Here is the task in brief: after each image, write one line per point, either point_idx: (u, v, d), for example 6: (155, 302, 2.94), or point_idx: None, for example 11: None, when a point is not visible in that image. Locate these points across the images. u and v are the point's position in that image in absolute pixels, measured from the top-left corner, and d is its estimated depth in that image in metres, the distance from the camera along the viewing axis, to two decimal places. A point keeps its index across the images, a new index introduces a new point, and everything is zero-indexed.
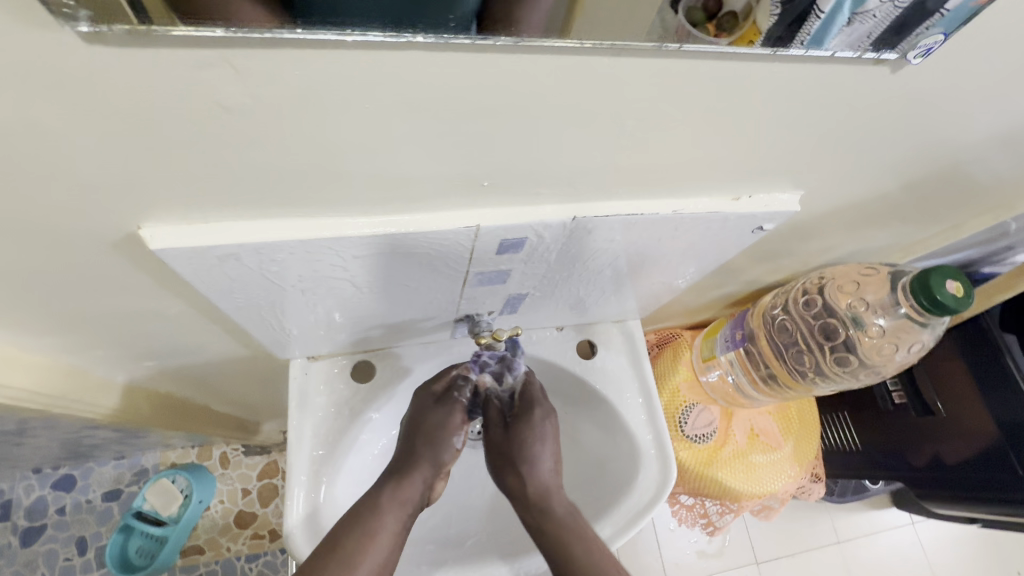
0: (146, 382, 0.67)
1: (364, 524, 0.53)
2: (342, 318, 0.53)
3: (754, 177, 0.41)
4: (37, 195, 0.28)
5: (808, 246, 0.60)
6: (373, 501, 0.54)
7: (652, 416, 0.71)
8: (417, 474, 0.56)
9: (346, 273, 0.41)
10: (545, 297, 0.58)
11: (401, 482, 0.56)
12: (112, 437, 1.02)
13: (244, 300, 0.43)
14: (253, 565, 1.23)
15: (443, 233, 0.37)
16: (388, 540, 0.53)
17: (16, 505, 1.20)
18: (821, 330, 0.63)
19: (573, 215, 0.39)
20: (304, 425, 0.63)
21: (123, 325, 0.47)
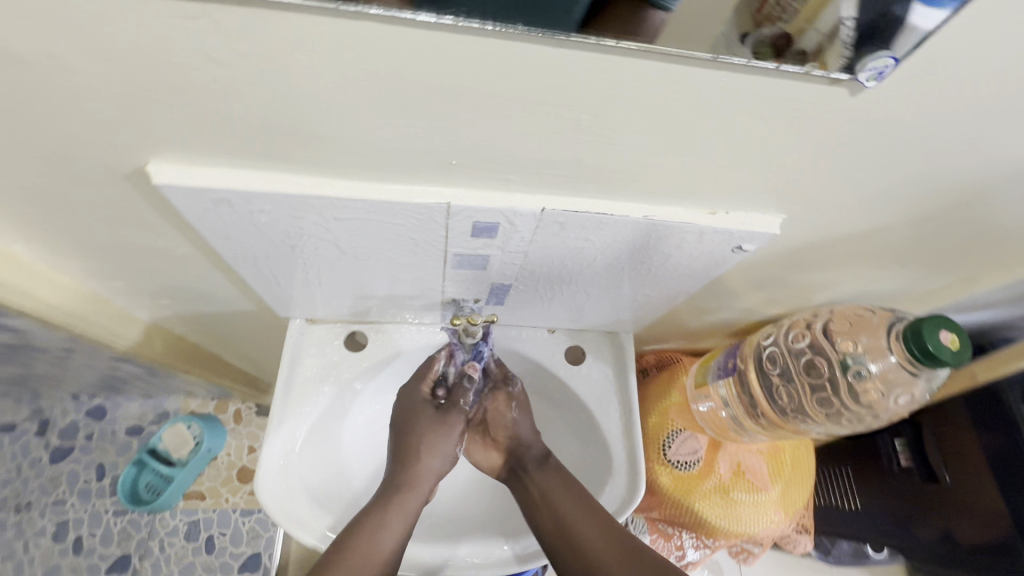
0: (165, 320, 0.73)
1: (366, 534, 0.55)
2: (334, 282, 0.56)
3: (730, 194, 0.42)
4: (62, 120, 0.33)
5: (804, 279, 0.59)
6: (375, 512, 0.57)
7: (629, 431, 0.70)
8: (414, 483, 0.60)
9: (330, 235, 0.45)
10: (530, 293, 0.60)
11: (400, 491, 0.59)
12: (139, 374, 1.11)
13: (239, 249, 0.47)
14: (245, 520, 1.29)
15: (413, 206, 0.40)
16: (393, 541, 0.56)
17: (53, 424, 1.32)
18: (806, 367, 0.61)
19: (542, 206, 0.41)
20: (291, 381, 0.67)
21: (141, 259, 0.53)
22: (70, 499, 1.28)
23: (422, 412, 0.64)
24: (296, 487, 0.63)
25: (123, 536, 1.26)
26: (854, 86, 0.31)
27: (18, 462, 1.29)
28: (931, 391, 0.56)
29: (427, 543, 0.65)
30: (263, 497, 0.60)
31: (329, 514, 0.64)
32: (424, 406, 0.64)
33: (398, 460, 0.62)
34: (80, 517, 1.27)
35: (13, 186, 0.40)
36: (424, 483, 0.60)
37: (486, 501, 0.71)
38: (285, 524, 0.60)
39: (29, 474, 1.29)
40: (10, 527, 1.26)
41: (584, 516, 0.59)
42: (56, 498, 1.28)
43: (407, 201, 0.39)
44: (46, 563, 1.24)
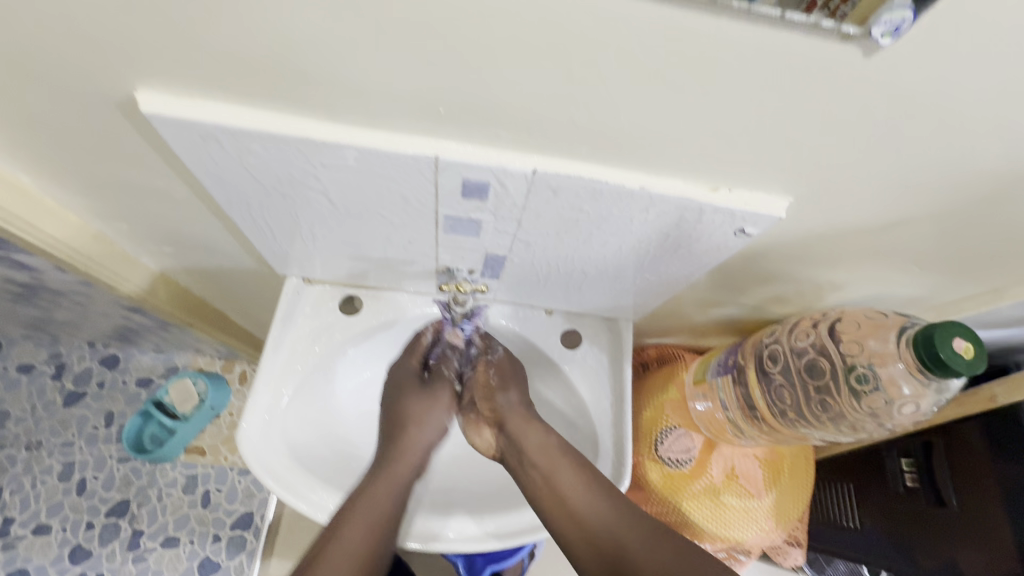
0: (169, 270, 0.75)
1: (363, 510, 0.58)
2: (329, 239, 0.56)
3: (735, 169, 0.39)
4: (52, 36, 0.33)
5: (814, 275, 0.56)
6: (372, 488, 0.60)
7: (619, 420, 0.69)
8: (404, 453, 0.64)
9: (319, 185, 0.44)
10: (526, 268, 0.59)
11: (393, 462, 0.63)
12: (149, 326, 1.13)
13: (232, 193, 0.47)
14: (242, 479, 1.31)
15: (401, 157, 0.39)
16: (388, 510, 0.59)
17: (68, 369, 1.37)
18: (808, 369, 0.59)
19: (533, 167, 0.39)
20: (281, 338, 0.67)
21: (140, 199, 0.53)
22: (78, 442, 1.32)
23: (410, 386, 0.68)
24: (278, 444, 0.63)
25: (125, 482, 1.30)
26: (867, 45, 0.28)
27: (33, 402, 1.34)
28: (940, 405, 0.52)
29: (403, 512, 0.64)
30: (244, 451, 0.61)
31: (308, 473, 0.64)
32: (411, 379, 0.68)
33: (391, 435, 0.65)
34: (86, 460, 1.31)
35: (12, 109, 0.40)
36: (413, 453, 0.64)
37: (468, 477, 0.71)
38: (263, 478, 0.60)
39: (42, 414, 1.34)
40: (20, 463, 1.31)
41: (591, 496, 0.59)
42: (66, 440, 1.32)
43: (395, 150, 0.38)
44: (50, 501, 1.28)
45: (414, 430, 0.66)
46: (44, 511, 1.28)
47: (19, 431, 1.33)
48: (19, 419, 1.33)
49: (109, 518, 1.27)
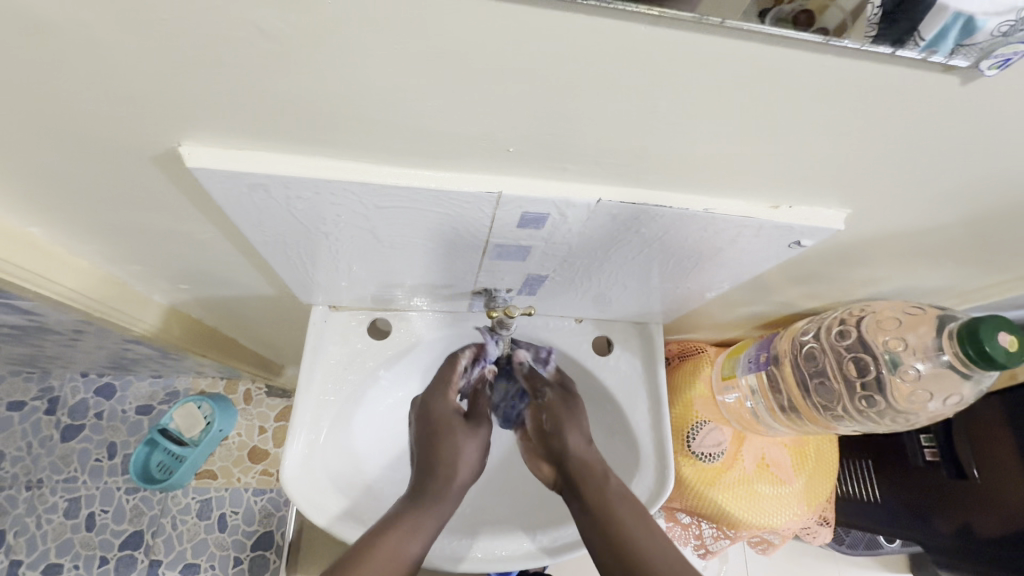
0: (181, 303, 0.71)
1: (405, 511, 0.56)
2: (365, 270, 0.54)
3: (798, 187, 0.39)
4: (89, 97, 0.30)
5: (851, 274, 0.56)
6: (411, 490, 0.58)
7: (658, 424, 0.69)
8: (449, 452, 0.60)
9: (368, 223, 0.42)
10: (565, 284, 0.58)
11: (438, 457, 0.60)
12: (150, 354, 1.09)
13: (270, 234, 0.45)
14: (257, 499, 1.29)
15: (462, 195, 0.38)
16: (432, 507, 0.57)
17: (62, 402, 1.31)
18: (847, 364, 0.60)
19: (597, 197, 0.38)
20: (315, 369, 0.65)
21: (163, 242, 0.50)
22: (82, 477, 1.27)
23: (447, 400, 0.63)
24: (322, 477, 0.62)
25: (135, 513, 1.26)
26: (964, 72, 0.28)
27: (29, 439, 1.29)
28: (980, 393, 0.54)
29: (452, 535, 0.64)
30: (288, 490, 0.60)
31: (354, 503, 0.63)
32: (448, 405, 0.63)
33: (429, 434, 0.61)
34: (92, 495, 1.27)
35: (32, 166, 0.37)
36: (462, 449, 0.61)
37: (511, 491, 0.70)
38: (311, 514, 0.60)
39: (40, 452, 1.28)
40: (22, 503, 1.26)
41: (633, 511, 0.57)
42: (68, 475, 1.28)
43: (456, 188, 0.37)
44: (59, 539, 1.24)
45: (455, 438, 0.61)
46: (54, 550, 1.24)
47: (17, 470, 1.27)
48: (16, 459, 1.28)
49: (124, 551, 1.24)
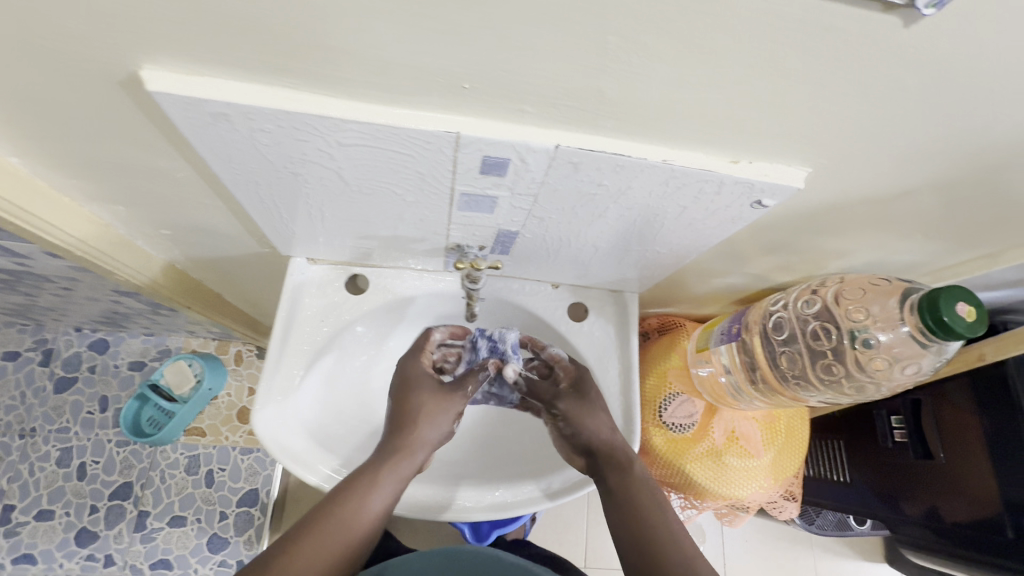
0: (163, 252, 0.73)
1: (332, 522, 0.51)
2: (337, 218, 0.55)
3: (761, 138, 0.39)
4: (49, 12, 0.31)
5: (821, 244, 0.57)
6: (357, 492, 0.54)
7: (627, 389, 0.70)
8: (403, 456, 0.58)
9: (334, 164, 0.43)
10: (537, 244, 0.58)
11: (393, 460, 0.58)
12: (139, 309, 1.10)
13: (240, 175, 0.45)
14: (245, 458, 1.32)
15: (421, 134, 0.38)
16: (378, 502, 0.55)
17: (56, 354, 1.34)
18: (814, 334, 0.61)
19: (556, 142, 0.39)
20: (290, 318, 0.66)
21: (138, 181, 0.51)
22: (73, 428, 1.30)
23: (425, 384, 0.63)
24: (292, 422, 0.63)
25: (126, 465, 1.29)
26: (906, 12, 0.28)
27: (23, 389, 1.32)
28: (940, 363, 0.55)
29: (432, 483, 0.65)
30: (260, 434, 0.60)
31: (323, 450, 0.64)
32: (425, 379, 0.64)
33: (398, 422, 0.61)
34: (83, 445, 1.30)
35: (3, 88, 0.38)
36: (417, 452, 0.59)
37: (481, 446, 0.72)
38: (284, 461, 0.60)
39: (33, 402, 1.31)
40: (16, 450, 1.29)
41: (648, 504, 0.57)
42: (60, 426, 1.30)
43: (416, 126, 0.37)
44: (50, 487, 1.27)
45: (421, 426, 0.61)
46: (45, 497, 1.27)
47: (11, 418, 1.30)
48: (10, 407, 1.31)
49: (113, 501, 1.27)
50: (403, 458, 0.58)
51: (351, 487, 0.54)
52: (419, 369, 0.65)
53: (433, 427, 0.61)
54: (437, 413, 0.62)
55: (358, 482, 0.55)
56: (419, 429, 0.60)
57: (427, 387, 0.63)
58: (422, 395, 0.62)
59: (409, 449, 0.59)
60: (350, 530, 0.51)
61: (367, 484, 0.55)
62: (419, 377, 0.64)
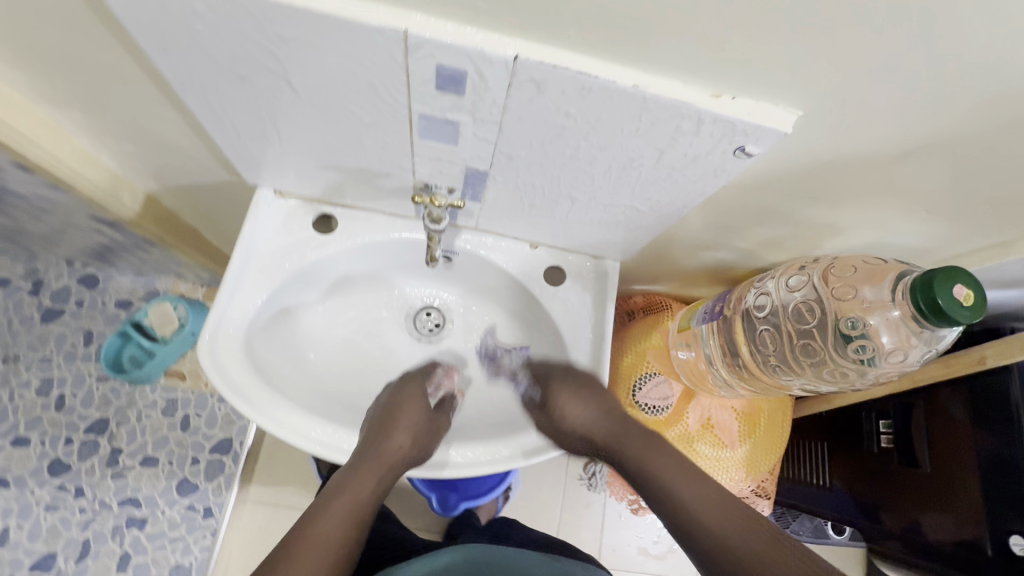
0: (131, 172, 0.70)
1: (322, 521, 0.55)
2: (298, 141, 0.51)
3: (744, 66, 0.35)
4: None
5: (814, 216, 0.52)
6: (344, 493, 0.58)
7: (597, 360, 0.67)
8: (377, 464, 0.60)
9: (280, 66, 0.40)
10: (510, 190, 0.55)
11: (367, 468, 0.59)
12: (124, 245, 1.08)
13: (184, 73, 0.42)
14: (222, 406, 1.28)
15: (366, 30, 0.34)
16: (361, 502, 0.58)
17: (45, 285, 1.29)
18: (797, 314, 0.56)
19: (515, 52, 0.35)
20: (249, 250, 0.64)
21: (87, 78, 0.48)
22: (56, 359, 1.27)
23: (408, 399, 0.65)
24: (240, 355, 0.61)
25: (104, 402, 1.26)
26: None
27: (10, 317, 1.27)
28: (928, 353, 0.51)
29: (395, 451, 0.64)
30: (202, 363, 0.58)
31: (272, 387, 0.61)
32: (407, 395, 0.66)
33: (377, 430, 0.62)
34: (64, 377, 1.26)
35: None
36: (392, 460, 0.61)
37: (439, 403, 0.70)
38: (235, 400, 0.58)
39: (19, 329, 1.27)
40: None
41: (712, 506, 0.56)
42: (44, 355, 1.27)
43: (359, 18, 0.34)
44: (29, 415, 1.23)
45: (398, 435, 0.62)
46: (23, 424, 1.23)
47: None
48: None
49: (88, 435, 1.23)
50: (379, 461, 0.60)
51: (336, 488, 0.58)
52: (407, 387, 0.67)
53: (404, 434, 0.62)
54: (413, 424, 0.63)
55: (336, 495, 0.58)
56: (389, 439, 0.62)
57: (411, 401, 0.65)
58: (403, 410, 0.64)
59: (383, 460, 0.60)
60: (328, 540, 0.54)
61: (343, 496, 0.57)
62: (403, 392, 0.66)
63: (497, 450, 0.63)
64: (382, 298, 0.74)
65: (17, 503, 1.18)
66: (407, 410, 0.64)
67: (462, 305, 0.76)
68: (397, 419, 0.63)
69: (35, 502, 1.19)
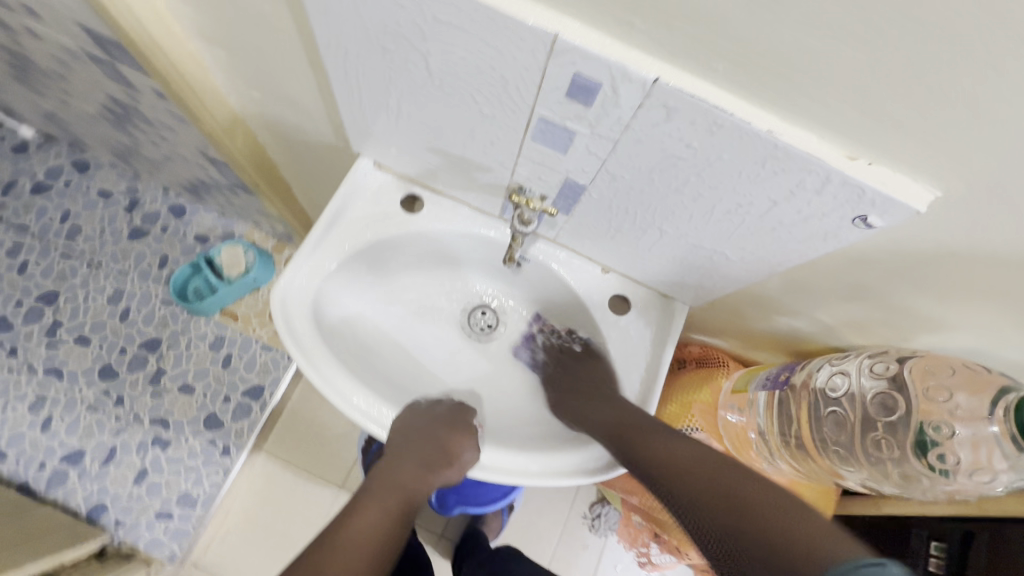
0: (249, 118, 0.75)
1: (370, 512, 0.60)
2: (414, 120, 0.53)
3: (891, 133, 0.33)
4: None
5: (914, 306, 0.49)
6: (386, 494, 0.62)
7: (645, 398, 0.65)
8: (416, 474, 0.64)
9: (424, 45, 0.41)
10: (603, 209, 0.54)
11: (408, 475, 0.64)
12: (218, 184, 1.15)
13: (334, 36, 0.45)
14: (263, 354, 1.32)
15: (519, 26, 0.36)
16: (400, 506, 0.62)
17: (140, 206, 1.39)
18: (874, 403, 0.53)
19: (656, 74, 0.35)
20: (337, 212, 0.66)
21: (245, 23, 0.51)
22: (131, 275, 1.34)
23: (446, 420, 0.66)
24: (307, 308, 0.63)
25: (162, 323, 1.32)
26: None
27: (104, 227, 1.37)
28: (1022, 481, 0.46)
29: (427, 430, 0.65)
30: (274, 307, 0.61)
31: (330, 344, 0.63)
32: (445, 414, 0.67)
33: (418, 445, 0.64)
34: (134, 292, 1.33)
35: None
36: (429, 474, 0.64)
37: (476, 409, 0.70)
38: (294, 352, 0.60)
39: (108, 240, 1.36)
40: (79, 276, 1.32)
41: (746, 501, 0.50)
42: (123, 268, 1.34)
43: (514, 12, 0.35)
44: (96, 318, 1.30)
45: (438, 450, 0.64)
46: (88, 325, 1.29)
47: (85, 248, 1.35)
48: (87, 237, 1.35)
49: (141, 350, 1.29)
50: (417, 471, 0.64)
51: (384, 481, 0.63)
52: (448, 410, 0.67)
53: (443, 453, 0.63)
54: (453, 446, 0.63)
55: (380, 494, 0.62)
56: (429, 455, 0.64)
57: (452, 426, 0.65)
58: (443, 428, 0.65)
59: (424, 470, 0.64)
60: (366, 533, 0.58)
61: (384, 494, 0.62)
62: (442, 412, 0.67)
63: (523, 464, 0.62)
64: (445, 287, 0.76)
65: (65, 397, 1.24)
66: (454, 430, 0.65)
67: (519, 312, 0.76)
68: (444, 435, 0.64)
69: (80, 400, 1.24)
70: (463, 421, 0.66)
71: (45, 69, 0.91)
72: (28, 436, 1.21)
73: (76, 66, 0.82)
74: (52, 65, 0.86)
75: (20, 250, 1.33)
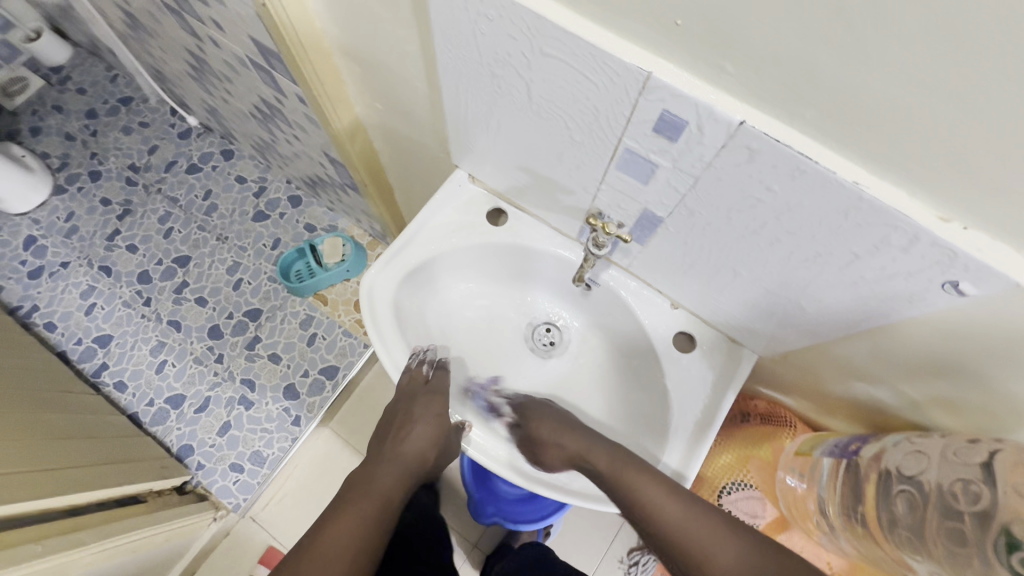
0: (369, 126, 0.85)
1: (347, 515, 0.60)
2: (509, 138, 0.58)
3: (990, 198, 0.32)
4: None
5: (1014, 391, 0.45)
6: (365, 491, 0.63)
7: (698, 441, 0.63)
8: (393, 462, 0.67)
9: (528, 74, 0.46)
10: (677, 244, 0.55)
11: (387, 464, 0.67)
12: (332, 182, 1.29)
13: (451, 60, 0.51)
14: (342, 339, 1.44)
15: (615, 63, 0.39)
16: (382, 496, 0.64)
17: (266, 193, 1.59)
18: (953, 489, 0.48)
19: (742, 118, 0.37)
20: (428, 216, 0.73)
21: (380, 44, 0.60)
22: (248, 251, 1.53)
23: (419, 395, 0.69)
24: (388, 300, 0.69)
25: (265, 296, 1.48)
26: None
27: (235, 207, 1.58)
28: None
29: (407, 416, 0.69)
30: (361, 296, 0.68)
31: (403, 334, 0.69)
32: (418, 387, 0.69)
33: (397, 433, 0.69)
34: (248, 266, 1.51)
35: None
36: (405, 461, 0.67)
37: (456, 400, 0.72)
38: (372, 337, 0.66)
39: (236, 218, 1.56)
40: (208, 246, 1.53)
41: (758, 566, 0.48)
42: (243, 244, 1.54)
43: (612, 51, 0.38)
44: (214, 283, 1.49)
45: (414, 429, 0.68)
46: (207, 289, 1.49)
47: (217, 223, 1.56)
48: (221, 214, 1.57)
49: (244, 317, 1.46)
50: (397, 461, 0.67)
51: (361, 487, 0.64)
52: (418, 383, 0.69)
53: (418, 437, 0.68)
54: (419, 423, 0.68)
55: (367, 486, 0.64)
56: (405, 441, 0.68)
57: (424, 400, 0.69)
58: (419, 408, 0.69)
59: (398, 459, 0.67)
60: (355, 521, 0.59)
61: (370, 486, 0.64)
62: (418, 389, 0.69)
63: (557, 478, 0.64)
64: (515, 300, 0.79)
65: (179, 346, 1.43)
66: (423, 415, 0.68)
67: (582, 334, 0.78)
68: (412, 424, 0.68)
69: (190, 351, 1.42)
70: (431, 412, 0.68)
71: (217, 71, 1.09)
72: (145, 375, 1.40)
73: (240, 70, 0.97)
74: (223, 68, 1.03)
75: (168, 217, 1.56)
